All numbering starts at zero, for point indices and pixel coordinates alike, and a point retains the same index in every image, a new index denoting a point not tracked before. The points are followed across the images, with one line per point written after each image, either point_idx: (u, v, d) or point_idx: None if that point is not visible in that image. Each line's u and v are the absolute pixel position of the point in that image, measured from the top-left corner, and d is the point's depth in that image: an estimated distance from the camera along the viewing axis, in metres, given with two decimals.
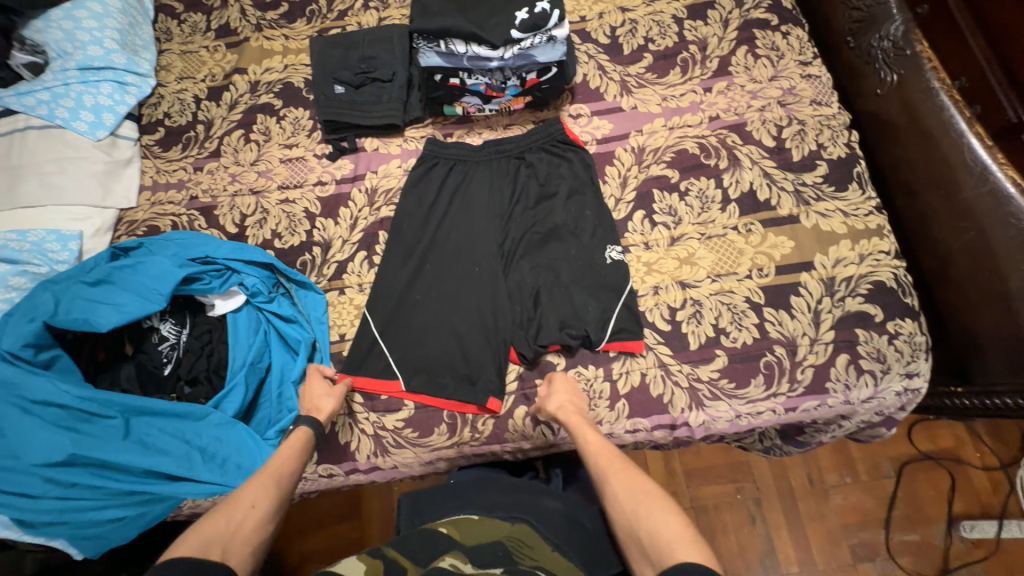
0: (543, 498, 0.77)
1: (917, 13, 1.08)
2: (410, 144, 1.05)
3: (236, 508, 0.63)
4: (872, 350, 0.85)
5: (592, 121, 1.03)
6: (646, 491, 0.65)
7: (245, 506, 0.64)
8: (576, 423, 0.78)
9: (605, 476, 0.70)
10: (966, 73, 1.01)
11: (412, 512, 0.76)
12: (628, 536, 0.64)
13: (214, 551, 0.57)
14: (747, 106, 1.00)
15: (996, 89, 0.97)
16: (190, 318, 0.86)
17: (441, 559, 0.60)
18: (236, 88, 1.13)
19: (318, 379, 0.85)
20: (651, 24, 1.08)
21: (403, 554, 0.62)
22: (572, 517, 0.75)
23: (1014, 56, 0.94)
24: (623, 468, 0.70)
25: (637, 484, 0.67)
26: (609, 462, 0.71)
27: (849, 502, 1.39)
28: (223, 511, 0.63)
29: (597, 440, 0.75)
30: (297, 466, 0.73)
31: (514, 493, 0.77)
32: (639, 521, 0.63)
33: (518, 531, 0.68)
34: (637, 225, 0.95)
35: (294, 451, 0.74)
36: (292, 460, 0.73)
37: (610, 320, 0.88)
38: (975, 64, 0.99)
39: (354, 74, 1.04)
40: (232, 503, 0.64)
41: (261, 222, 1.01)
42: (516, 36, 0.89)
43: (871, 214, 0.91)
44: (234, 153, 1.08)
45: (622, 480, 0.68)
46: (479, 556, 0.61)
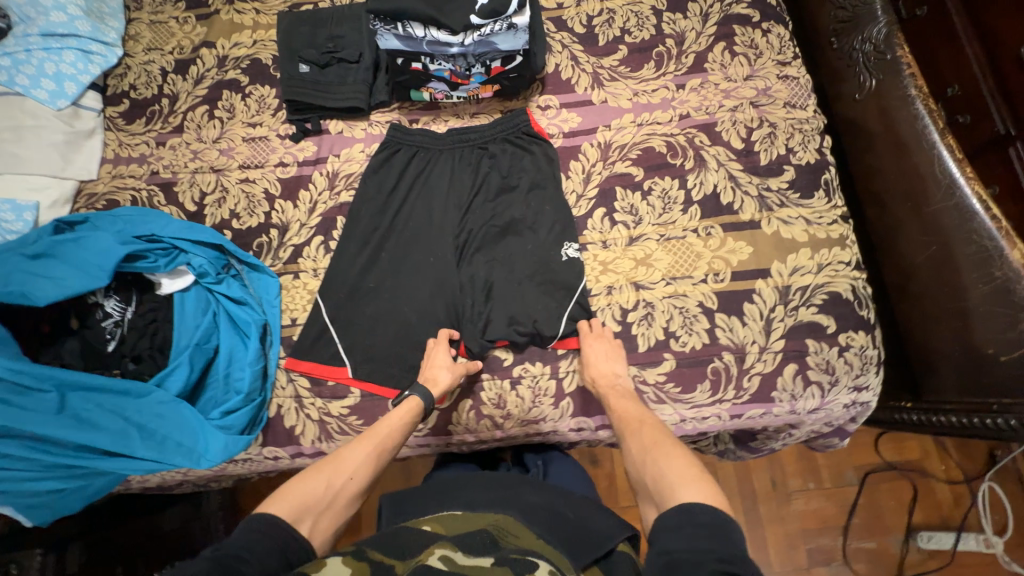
0: (526, 492, 0.73)
1: (916, 15, 1.03)
2: (374, 129, 1.03)
3: (337, 474, 0.68)
4: (821, 362, 0.84)
5: (560, 113, 1.00)
6: (656, 445, 0.69)
7: (346, 476, 0.69)
8: (605, 391, 0.81)
9: (624, 436, 0.74)
10: (958, 81, 0.97)
11: (393, 509, 0.71)
12: (639, 481, 0.69)
13: (305, 522, 0.62)
14: (719, 105, 0.97)
15: (988, 99, 0.93)
16: (137, 296, 0.86)
17: (429, 554, 0.52)
18: (204, 63, 1.11)
19: (436, 347, 0.86)
20: (629, 15, 1.05)
21: (389, 555, 0.54)
22: (552, 510, 0.70)
23: (1009, 67, 0.89)
24: (640, 427, 0.74)
25: (649, 441, 0.71)
26: (628, 422, 0.76)
27: (810, 508, 1.40)
28: (326, 468, 0.68)
29: (625, 406, 0.78)
30: (403, 437, 0.77)
31: (500, 488, 0.75)
32: (648, 470, 0.67)
33: (505, 523, 0.63)
34: (597, 223, 0.93)
35: (403, 419, 0.77)
36: (402, 429, 0.76)
37: (562, 317, 0.87)
38: (968, 72, 0.95)
39: (320, 53, 1.02)
40: (337, 464, 0.69)
41: (220, 201, 1.00)
42: (476, 22, 0.87)
43: (834, 223, 0.90)
44: (197, 129, 1.06)
45: (637, 436, 0.72)
46: (466, 544, 0.56)
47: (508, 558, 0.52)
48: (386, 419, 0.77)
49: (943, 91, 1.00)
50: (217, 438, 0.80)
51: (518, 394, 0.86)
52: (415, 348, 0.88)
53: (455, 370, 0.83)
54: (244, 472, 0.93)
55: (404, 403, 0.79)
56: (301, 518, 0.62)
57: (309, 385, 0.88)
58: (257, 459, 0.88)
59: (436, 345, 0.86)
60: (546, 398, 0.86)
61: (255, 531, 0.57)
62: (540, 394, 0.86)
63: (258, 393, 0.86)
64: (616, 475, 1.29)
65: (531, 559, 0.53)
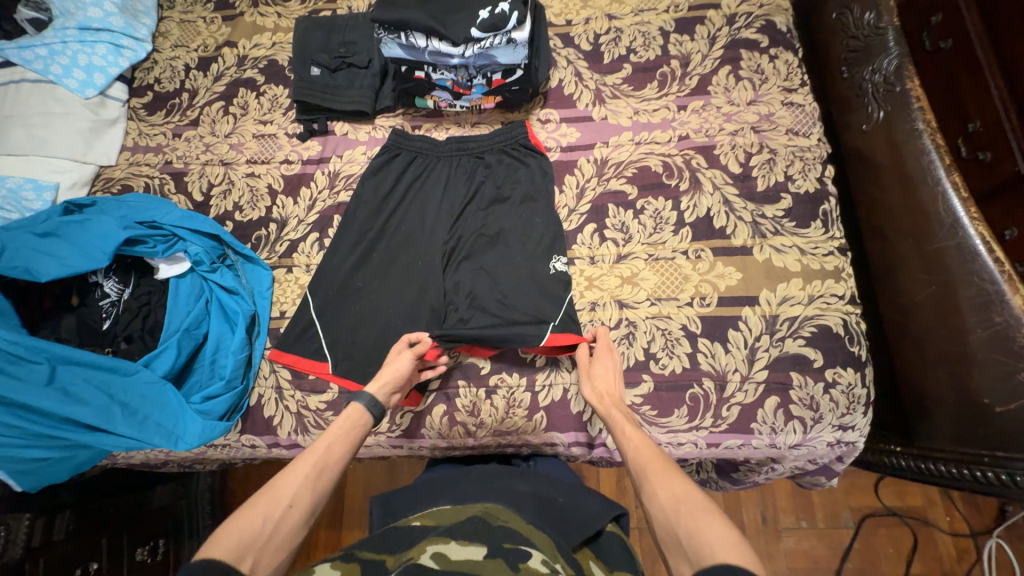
0: (515, 483, 0.71)
1: (940, 46, 0.96)
2: (377, 133, 1.06)
3: (275, 503, 0.60)
4: (805, 397, 0.81)
5: (559, 128, 1.01)
6: (684, 491, 0.59)
7: (285, 503, 0.60)
8: (619, 420, 0.72)
9: (644, 476, 0.63)
10: (981, 116, 0.90)
11: (384, 511, 0.69)
12: (666, 535, 0.58)
13: (246, 560, 0.54)
14: (719, 129, 0.97)
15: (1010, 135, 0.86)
16: (135, 278, 0.91)
17: (422, 552, 0.50)
18: (225, 61, 1.16)
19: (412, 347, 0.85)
20: (636, 35, 1.05)
21: (379, 551, 0.55)
22: (542, 495, 0.68)
23: None
24: (661, 464, 0.63)
25: (675, 484, 0.60)
26: (645, 460, 0.65)
27: (801, 547, 1.34)
28: (262, 503, 0.59)
29: (643, 440, 0.68)
30: (350, 447, 0.70)
31: (488, 483, 0.71)
32: (678, 522, 0.56)
33: (495, 511, 0.60)
34: (586, 238, 0.93)
35: (346, 430, 0.71)
36: (343, 440, 0.70)
37: (547, 323, 0.85)
38: (991, 107, 0.89)
39: (332, 57, 1.05)
40: (272, 497, 0.60)
41: (226, 193, 1.04)
42: (477, 35, 0.88)
43: (830, 254, 0.88)
44: (211, 123, 1.11)
45: (660, 478, 0.62)
46: (458, 532, 0.54)
47: (502, 550, 0.51)
48: (325, 434, 0.70)
49: (964, 128, 0.93)
50: (195, 423, 0.82)
51: (492, 403, 0.87)
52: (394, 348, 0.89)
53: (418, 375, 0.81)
54: (224, 458, 0.95)
55: (344, 414, 0.74)
56: (241, 557, 0.54)
57: (289, 377, 0.90)
58: (235, 446, 0.90)
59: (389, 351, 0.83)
60: (520, 410, 0.86)
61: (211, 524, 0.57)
62: (513, 405, 0.86)
63: (240, 381, 0.88)
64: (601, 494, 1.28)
65: (525, 549, 0.52)
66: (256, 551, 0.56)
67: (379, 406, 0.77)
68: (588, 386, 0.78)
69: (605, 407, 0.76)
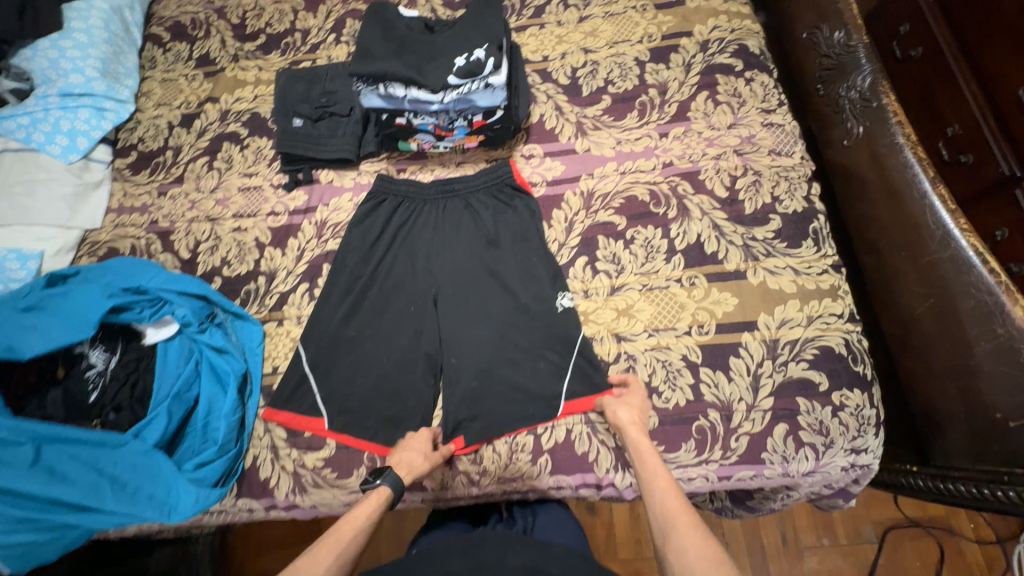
0: (507, 555, 0.64)
1: (914, 55, 1.08)
2: (362, 179, 1.06)
3: None
4: (814, 422, 0.79)
5: (544, 162, 1.02)
6: (716, 557, 0.58)
7: None
8: (646, 455, 0.73)
9: (670, 527, 0.63)
10: (960, 121, 0.99)
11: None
12: None
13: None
14: (702, 154, 0.97)
15: (990, 139, 0.94)
16: (123, 344, 0.88)
17: None
18: (207, 117, 1.18)
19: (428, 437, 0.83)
20: (613, 66, 1.07)
21: None
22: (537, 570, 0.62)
23: (1007, 110, 0.91)
24: (690, 520, 0.63)
25: (702, 543, 0.60)
26: (674, 511, 0.65)
27: (825, 567, 1.29)
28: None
29: (669, 491, 0.67)
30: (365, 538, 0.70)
31: (481, 552, 0.65)
32: None
33: None
34: (579, 271, 0.93)
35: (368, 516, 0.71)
36: (364, 526, 0.70)
37: (566, 371, 0.86)
38: (969, 114, 0.96)
39: (314, 108, 1.07)
40: None
41: (213, 249, 1.04)
42: (454, 81, 0.86)
43: (824, 273, 0.87)
44: (196, 179, 1.11)
45: (689, 537, 0.61)
46: None
47: None
48: (345, 519, 0.70)
49: (944, 132, 1.02)
50: (188, 492, 0.80)
51: (495, 449, 0.84)
52: (391, 399, 0.88)
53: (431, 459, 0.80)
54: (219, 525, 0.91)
55: (370, 497, 0.75)
56: None
57: (284, 436, 0.87)
58: (232, 511, 0.86)
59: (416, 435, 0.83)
60: (523, 454, 0.84)
61: None
62: (516, 450, 0.84)
63: (234, 443, 0.86)
64: (615, 527, 1.25)
65: None
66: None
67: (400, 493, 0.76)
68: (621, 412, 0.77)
69: (635, 440, 0.75)
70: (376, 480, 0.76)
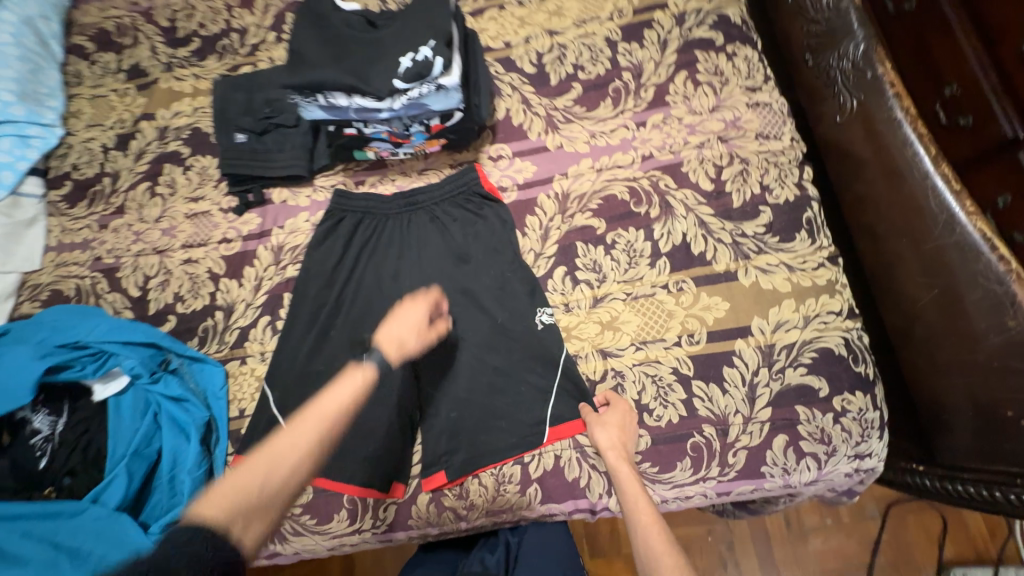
0: None
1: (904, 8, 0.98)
2: (318, 195, 0.97)
3: (275, 466, 0.60)
4: (815, 431, 0.75)
5: (513, 163, 0.93)
6: None
7: (284, 470, 0.60)
8: (628, 487, 0.70)
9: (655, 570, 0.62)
10: (958, 79, 0.89)
11: None
12: None
13: (239, 525, 0.55)
14: (684, 143, 0.89)
15: (990, 96, 0.84)
16: (69, 405, 0.81)
17: None
18: (144, 136, 1.08)
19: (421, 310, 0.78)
20: (582, 49, 0.97)
21: None
22: None
23: (1008, 59, 0.80)
24: (675, 563, 0.62)
25: None
26: (658, 552, 0.63)
27: (829, 546, 1.25)
28: (263, 463, 0.60)
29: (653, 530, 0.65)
30: (351, 414, 0.67)
31: None
32: None
33: None
34: (558, 283, 0.86)
35: (352, 395, 0.67)
36: (349, 406, 0.67)
37: (551, 395, 0.80)
38: (968, 69, 0.86)
39: (257, 120, 0.97)
40: (273, 459, 0.60)
41: (164, 284, 0.96)
42: (401, 86, 0.76)
43: (820, 267, 0.81)
44: (138, 208, 1.02)
45: None
46: None
47: None
48: (327, 395, 0.67)
49: (940, 92, 0.92)
50: None
51: (480, 481, 0.80)
52: (365, 438, 0.81)
53: (423, 338, 0.77)
54: None
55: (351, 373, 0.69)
56: (235, 521, 0.56)
57: None
58: None
59: (408, 306, 0.77)
60: (511, 485, 0.79)
61: (204, 524, 0.54)
62: (504, 481, 0.79)
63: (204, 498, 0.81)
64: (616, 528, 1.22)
65: None
66: (249, 514, 0.57)
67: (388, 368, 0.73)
68: (603, 437, 0.73)
69: (618, 470, 0.72)
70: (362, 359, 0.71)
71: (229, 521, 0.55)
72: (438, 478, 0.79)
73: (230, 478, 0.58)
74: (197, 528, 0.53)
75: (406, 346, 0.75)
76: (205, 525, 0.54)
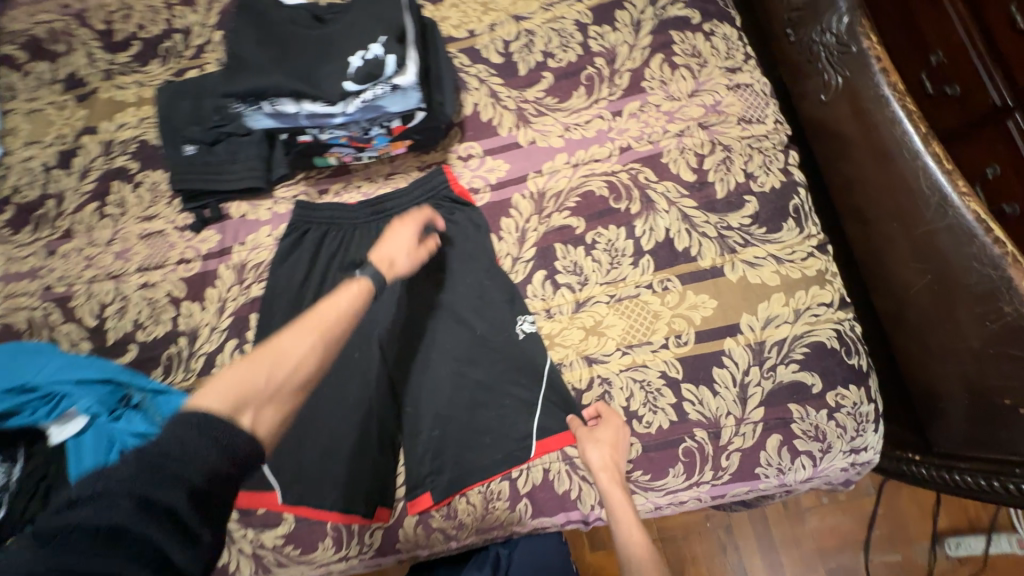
0: None
1: None
2: (280, 207, 0.91)
3: (280, 363, 0.57)
4: (809, 429, 0.72)
5: (485, 163, 0.88)
6: None
7: (289, 367, 0.58)
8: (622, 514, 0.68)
9: None
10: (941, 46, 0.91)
11: None
12: None
13: (246, 413, 0.52)
14: (663, 131, 0.84)
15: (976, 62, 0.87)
16: (25, 450, 0.76)
17: None
18: (88, 152, 1.00)
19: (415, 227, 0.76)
20: (551, 35, 0.91)
21: None
22: None
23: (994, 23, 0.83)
24: None
25: None
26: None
27: (826, 524, 1.18)
28: (264, 361, 0.57)
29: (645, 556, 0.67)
30: (351, 323, 0.65)
31: None
32: None
33: None
34: (538, 289, 0.81)
35: (352, 303, 0.65)
36: (351, 313, 0.65)
37: (536, 407, 0.76)
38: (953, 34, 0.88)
39: (206, 129, 0.89)
40: (277, 357, 0.58)
41: (121, 312, 0.90)
42: (353, 88, 0.71)
43: (809, 257, 0.78)
44: (88, 231, 0.96)
45: None
46: None
47: None
48: (325, 304, 0.64)
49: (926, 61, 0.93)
50: None
51: (468, 500, 0.77)
52: (345, 462, 0.78)
53: (415, 256, 0.75)
54: None
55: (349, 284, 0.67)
56: (240, 410, 0.52)
57: (236, 517, 0.78)
58: None
59: (401, 226, 0.76)
60: (500, 501, 0.76)
61: (203, 413, 0.49)
62: (492, 499, 0.76)
63: None
64: None
65: None
66: (251, 405, 0.53)
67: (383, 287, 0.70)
68: (597, 463, 0.70)
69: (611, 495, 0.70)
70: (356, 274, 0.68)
71: (235, 411, 0.51)
72: (424, 500, 0.76)
73: (228, 371, 0.54)
74: (199, 415, 0.49)
75: (397, 266, 0.73)
76: (206, 411, 0.50)
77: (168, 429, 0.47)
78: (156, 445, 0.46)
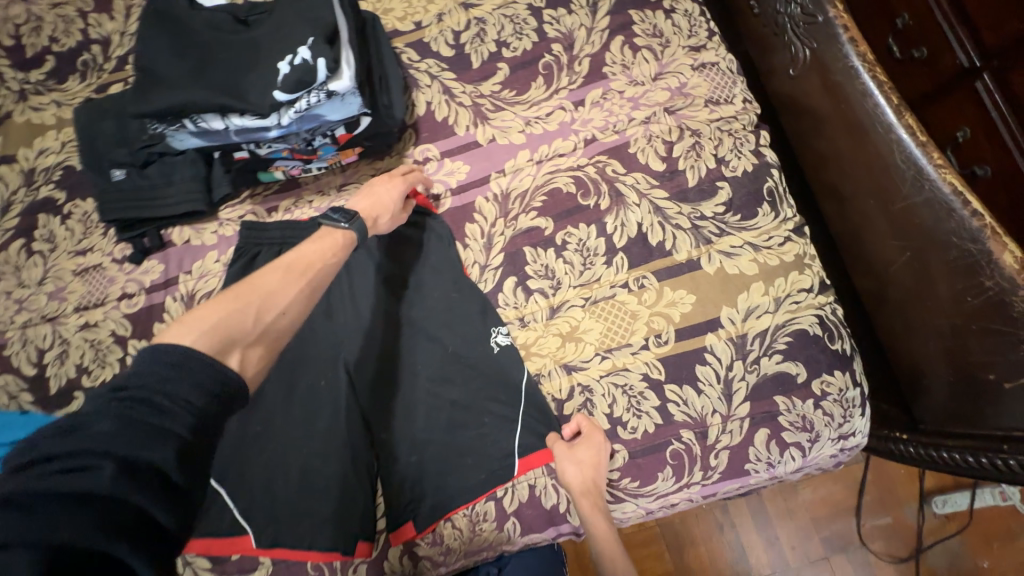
0: None
1: None
2: (225, 230, 0.85)
3: (265, 304, 0.54)
4: (796, 420, 0.70)
5: (443, 166, 0.82)
6: None
7: (277, 308, 0.55)
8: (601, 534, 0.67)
9: None
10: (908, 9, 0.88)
11: None
12: None
13: (233, 354, 0.48)
14: (628, 119, 0.80)
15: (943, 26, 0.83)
16: None
17: None
18: (8, 183, 0.91)
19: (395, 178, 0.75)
20: (503, 22, 0.85)
21: None
22: None
23: None
24: None
25: None
26: None
27: (819, 495, 1.16)
28: (251, 298, 0.53)
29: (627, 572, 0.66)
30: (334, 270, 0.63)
31: None
32: None
33: None
34: (509, 296, 0.77)
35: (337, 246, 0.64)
36: (336, 258, 0.63)
37: (517, 420, 0.72)
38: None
39: (133, 150, 0.81)
40: (263, 296, 0.54)
41: (62, 356, 0.83)
42: (284, 97, 0.65)
43: (787, 241, 0.75)
44: (17, 272, 0.87)
45: None
46: None
47: None
48: (308, 246, 0.62)
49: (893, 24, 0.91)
50: None
51: (453, 524, 0.73)
52: (318, 498, 0.73)
53: (397, 220, 0.74)
54: None
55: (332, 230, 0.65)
56: (225, 353, 0.48)
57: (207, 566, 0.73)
58: None
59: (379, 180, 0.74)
60: (487, 522, 0.73)
61: (180, 351, 0.44)
62: (478, 521, 0.73)
63: None
64: None
65: None
66: (234, 346, 0.49)
67: (364, 241, 0.69)
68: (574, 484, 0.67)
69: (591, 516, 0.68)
70: (341, 222, 0.66)
71: (221, 351, 0.47)
72: (406, 530, 0.72)
73: (207, 305, 0.50)
74: (182, 350, 0.44)
75: (380, 225, 0.71)
76: (187, 347, 0.45)
77: (143, 378, 0.42)
78: (136, 388, 0.42)
